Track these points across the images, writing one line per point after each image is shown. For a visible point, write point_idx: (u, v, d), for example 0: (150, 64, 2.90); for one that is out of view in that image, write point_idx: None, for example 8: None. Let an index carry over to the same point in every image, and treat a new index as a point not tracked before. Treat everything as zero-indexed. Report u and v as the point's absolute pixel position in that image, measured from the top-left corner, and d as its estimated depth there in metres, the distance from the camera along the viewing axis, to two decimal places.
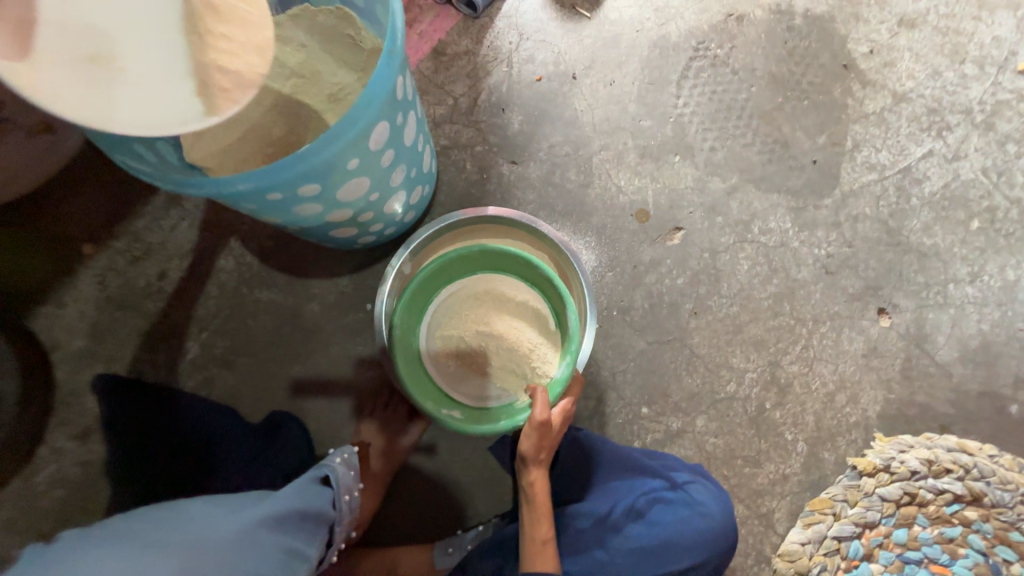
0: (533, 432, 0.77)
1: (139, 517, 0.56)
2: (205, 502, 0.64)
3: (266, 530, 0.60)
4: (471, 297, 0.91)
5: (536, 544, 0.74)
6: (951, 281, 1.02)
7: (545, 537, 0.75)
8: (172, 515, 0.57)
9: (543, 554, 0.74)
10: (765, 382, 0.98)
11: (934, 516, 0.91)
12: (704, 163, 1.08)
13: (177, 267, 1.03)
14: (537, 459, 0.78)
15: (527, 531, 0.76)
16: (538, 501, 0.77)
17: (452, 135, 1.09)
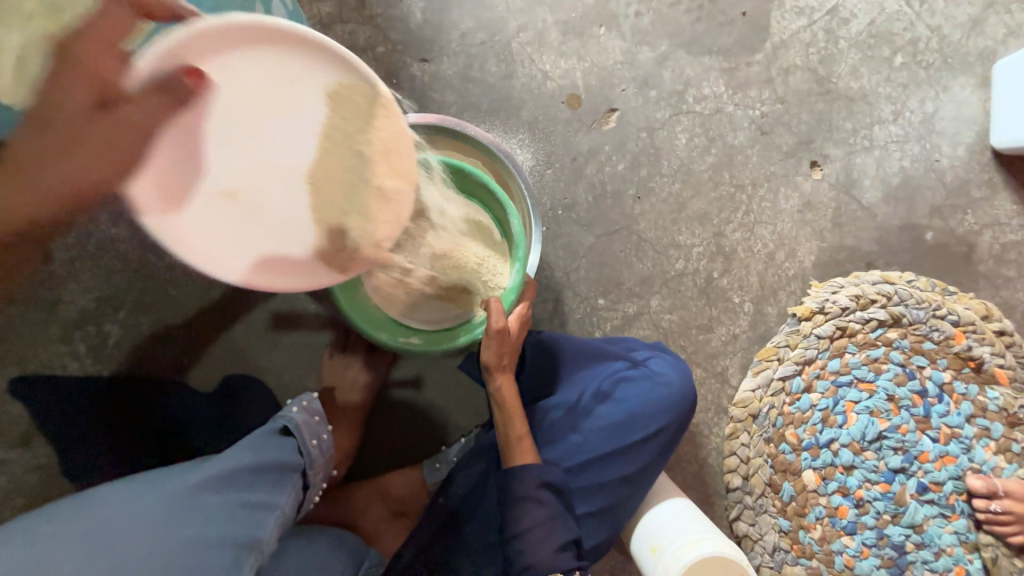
0: (494, 342, 0.77)
1: (61, 505, 0.55)
2: (147, 473, 0.62)
3: (208, 491, 0.59)
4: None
5: (514, 440, 0.77)
6: (876, 123, 1.03)
7: (520, 433, 0.77)
8: (95, 498, 0.55)
9: (521, 448, 0.77)
10: (712, 253, 1.01)
11: (861, 343, 1.00)
12: (631, 33, 0.99)
13: (63, 245, 0.90)
14: (502, 367, 0.79)
15: (503, 431, 0.78)
16: (509, 403, 0.79)
17: (346, 39, 0.95)
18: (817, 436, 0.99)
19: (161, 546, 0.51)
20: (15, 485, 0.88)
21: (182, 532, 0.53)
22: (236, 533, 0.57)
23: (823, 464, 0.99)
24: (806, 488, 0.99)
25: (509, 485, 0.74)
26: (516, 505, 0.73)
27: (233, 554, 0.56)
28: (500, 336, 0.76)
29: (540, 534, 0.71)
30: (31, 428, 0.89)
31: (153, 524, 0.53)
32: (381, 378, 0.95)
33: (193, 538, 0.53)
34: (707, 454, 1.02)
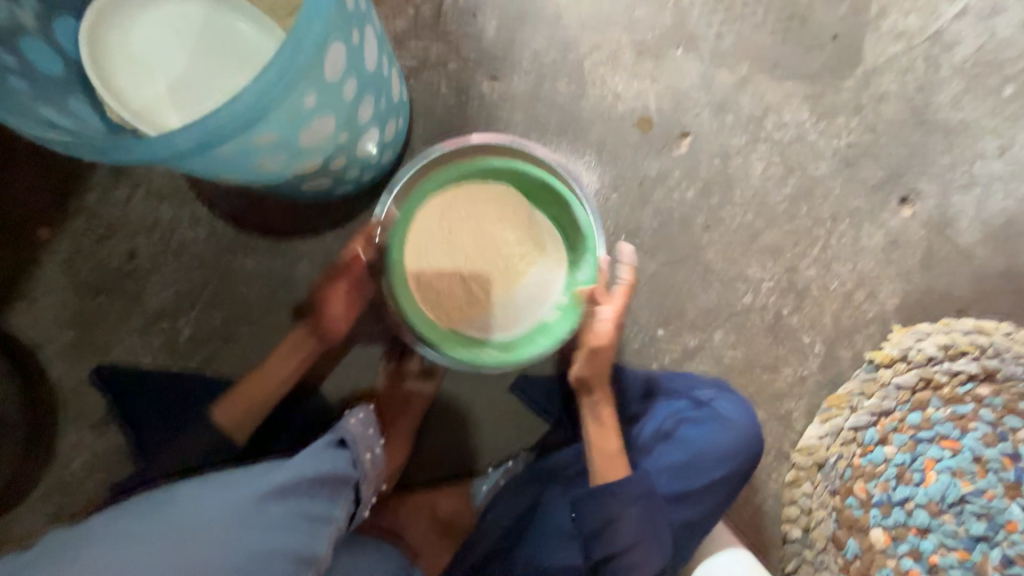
0: (589, 356, 0.82)
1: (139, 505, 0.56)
2: (218, 471, 0.63)
3: (273, 500, 0.57)
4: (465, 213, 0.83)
5: (607, 453, 0.79)
6: (978, 158, 0.95)
7: (613, 449, 0.78)
8: (170, 497, 0.57)
9: (613, 463, 0.78)
10: (783, 289, 0.95)
11: (948, 397, 0.92)
12: (710, 54, 0.96)
13: (145, 244, 0.95)
14: (587, 387, 0.83)
15: (595, 445, 0.80)
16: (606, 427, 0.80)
17: (420, 55, 0.96)
18: (889, 493, 0.91)
19: (228, 555, 0.52)
20: (87, 468, 0.93)
21: (246, 541, 0.53)
22: (296, 547, 0.56)
23: (894, 523, 0.91)
24: (873, 548, 0.91)
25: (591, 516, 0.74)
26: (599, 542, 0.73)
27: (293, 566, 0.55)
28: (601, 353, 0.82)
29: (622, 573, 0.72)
30: (105, 414, 0.94)
31: (220, 530, 0.53)
32: (431, 394, 0.95)
33: (256, 548, 0.54)
34: (764, 500, 0.96)
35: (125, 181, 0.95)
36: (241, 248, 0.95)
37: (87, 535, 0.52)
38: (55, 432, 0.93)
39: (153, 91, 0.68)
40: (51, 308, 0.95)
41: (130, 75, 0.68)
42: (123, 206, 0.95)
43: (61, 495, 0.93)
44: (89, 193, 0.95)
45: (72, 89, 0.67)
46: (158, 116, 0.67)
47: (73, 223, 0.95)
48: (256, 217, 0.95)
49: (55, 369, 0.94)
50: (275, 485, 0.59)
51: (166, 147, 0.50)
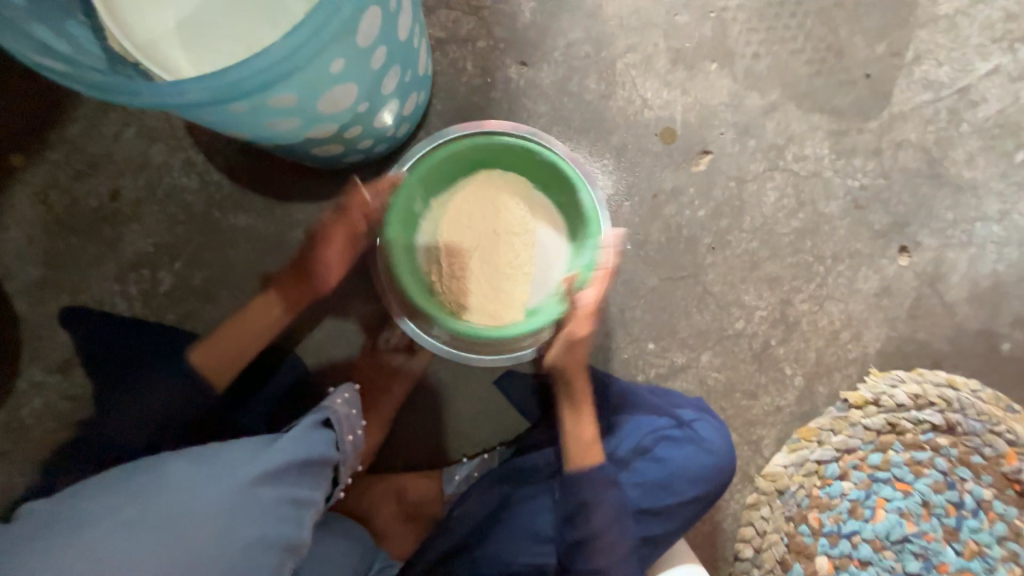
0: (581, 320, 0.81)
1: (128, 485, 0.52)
2: (206, 446, 0.60)
3: (265, 486, 0.56)
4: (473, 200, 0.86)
5: (583, 441, 0.80)
6: (979, 218, 0.97)
7: (591, 437, 0.81)
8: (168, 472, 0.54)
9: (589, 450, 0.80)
10: (774, 320, 0.97)
11: (909, 443, 0.96)
12: (743, 74, 0.94)
13: (131, 184, 0.89)
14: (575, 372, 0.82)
15: (571, 431, 0.82)
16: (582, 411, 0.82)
17: (448, 27, 0.91)
18: (840, 525, 0.96)
19: (228, 546, 0.51)
20: (46, 409, 0.89)
21: (243, 532, 0.52)
22: (284, 533, 0.55)
23: (839, 553, 0.96)
24: (817, 574, 0.96)
25: (577, 485, 0.77)
26: (582, 511, 0.76)
27: (281, 557, 0.54)
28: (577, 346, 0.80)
29: (599, 545, 0.75)
30: (72, 357, 0.90)
31: (220, 519, 0.51)
32: (416, 378, 0.94)
33: (252, 538, 0.52)
34: (723, 518, 0.99)
35: (116, 113, 0.89)
36: (235, 203, 0.91)
37: (80, 515, 0.48)
38: (16, 368, 0.89)
39: (161, 24, 0.62)
40: (22, 238, 0.89)
41: (137, 3, 0.62)
42: (110, 141, 0.89)
43: (16, 434, 0.89)
44: (74, 121, 0.88)
45: (73, 11, 0.60)
46: (163, 53, 0.62)
47: (52, 152, 0.88)
48: (254, 172, 0.91)
49: (20, 303, 0.89)
50: (267, 469, 0.57)
51: (177, 96, 0.46)
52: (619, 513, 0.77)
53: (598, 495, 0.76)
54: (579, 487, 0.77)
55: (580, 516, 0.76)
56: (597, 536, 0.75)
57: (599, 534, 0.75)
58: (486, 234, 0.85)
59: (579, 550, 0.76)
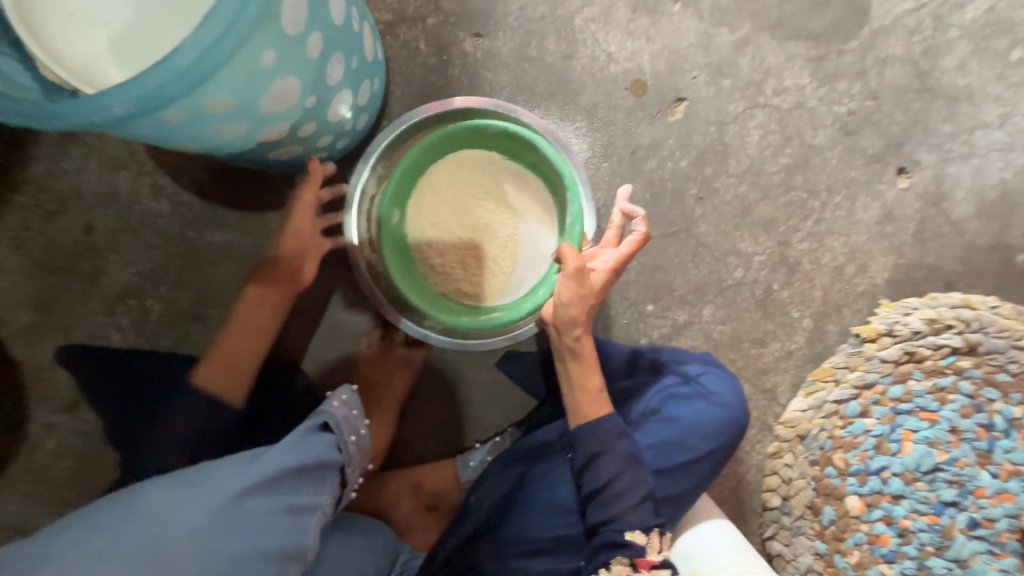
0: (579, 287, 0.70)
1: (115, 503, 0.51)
2: (190, 467, 0.58)
3: (254, 497, 0.55)
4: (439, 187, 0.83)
5: (587, 391, 0.76)
6: (979, 127, 0.92)
7: (597, 387, 0.76)
8: (142, 497, 0.51)
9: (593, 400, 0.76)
10: (774, 263, 0.93)
11: (930, 370, 0.93)
12: (710, 12, 0.89)
13: (104, 216, 0.89)
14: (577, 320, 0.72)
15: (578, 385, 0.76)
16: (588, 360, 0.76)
17: (396, 8, 0.87)
18: (867, 462, 0.93)
19: (214, 564, 0.49)
20: (61, 449, 0.90)
21: (231, 547, 0.50)
22: (281, 543, 0.54)
23: (869, 491, 0.93)
24: (848, 514, 0.94)
25: (585, 438, 0.74)
26: (592, 462, 0.73)
27: (281, 566, 0.53)
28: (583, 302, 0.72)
29: (612, 493, 0.72)
30: (77, 395, 0.91)
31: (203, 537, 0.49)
32: (417, 370, 0.93)
33: (242, 552, 0.51)
34: (747, 470, 0.99)
35: (77, 148, 0.88)
36: (209, 221, 0.90)
37: (43, 553, 0.45)
38: (25, 413, 0.90)
39: (94, 46, 0.61)
40: (7, 286, 0.89)
41: (64, 26, 0.60)
42: (76, 176, 0.88)
43: (36, 477, 0.90)
44: (37, 162, 0.88)
45: None
46: (101, 74, 0.60)
47: (21, 196, 0.88)
48: (223, 187, 0.89)
49: (17, 350, 0.89)
50: (262, 478, 0.56)
51: (100, 110, 0.45)
52: (633, 460, 0.74)
53: (609, 445, 0.73)
54: (586, 439, 0.74)
55: (591, 467, 0.74)
56: (609, 483, 0.72)
57: (610, 482, 0.72)
58: (462, 220, 0.83)
59: (593, 499, 0.74)
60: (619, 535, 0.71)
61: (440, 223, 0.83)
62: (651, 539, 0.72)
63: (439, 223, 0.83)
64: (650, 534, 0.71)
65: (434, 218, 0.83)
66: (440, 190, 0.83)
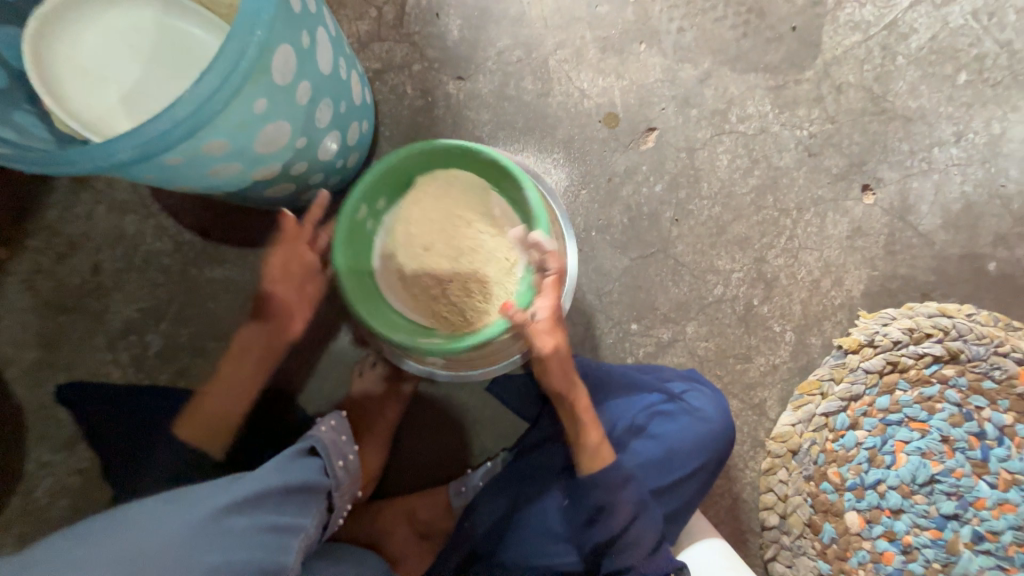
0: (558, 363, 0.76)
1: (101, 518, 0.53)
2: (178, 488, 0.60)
3: (236, 514, 0.56)
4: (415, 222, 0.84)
5: (590, 447, 0.77)
6: (936, 144, 0.97)
7: (597, 438, 0.77)
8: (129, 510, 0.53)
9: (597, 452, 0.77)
10: (752, 279, 0.96)
11: (915, 380, 0.94)
12: (673, 49, 0.96)
13: (110, 257, 0.93)
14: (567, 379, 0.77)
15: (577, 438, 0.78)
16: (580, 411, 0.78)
17: (384, 57, 0.95)
18: (862, 476, 0.93)
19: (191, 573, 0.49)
20: (57, 488, 0.91)
21: (209, 557, 0.51)
22: (262, 559, 0.54)
23: (868, 506, 0.92)
24: (849, 531, 0.93)
25: (592, 492, 0.75)
26: (602, 515, 0.74)
27: None
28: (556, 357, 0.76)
29: (627, 541, 0.72)
30: (76, 433, 0.92)
31: (184, 546, 0.51)
32: (410, 395, 0.94)
33: (220, 563, 0.51)
34: (742, 489, 0.97)
35: (87, 194, 0.93)
36: (209, 258, 0.94)
37: (30, 560, 0.47)
38: (24, 452, 0.91)
39: (106, 101, 0.67)
40: (15, 326, 0.92)
41: (81, 85, 0.67)
42: (84, 220, 0.93)
43: (31, 517, 0.90)
44: (49, 208, 0.93)
45: (18, 101, 0.65)
46: (112, 126, 0.66)
47: (33, 240, 0.93)
48: (222, 226, 0.94)
49: (19, 389, 0.92)
50: (243, 497, 0.58)
51: (106, 157, 0.50)
52: (641, 504, 0.75)
53: (616, 497, 0.74)
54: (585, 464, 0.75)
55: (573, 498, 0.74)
56: (621, 533, 0.73)
57: (624, 531, 0.73)
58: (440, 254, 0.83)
59: (606, 549, 0.74)
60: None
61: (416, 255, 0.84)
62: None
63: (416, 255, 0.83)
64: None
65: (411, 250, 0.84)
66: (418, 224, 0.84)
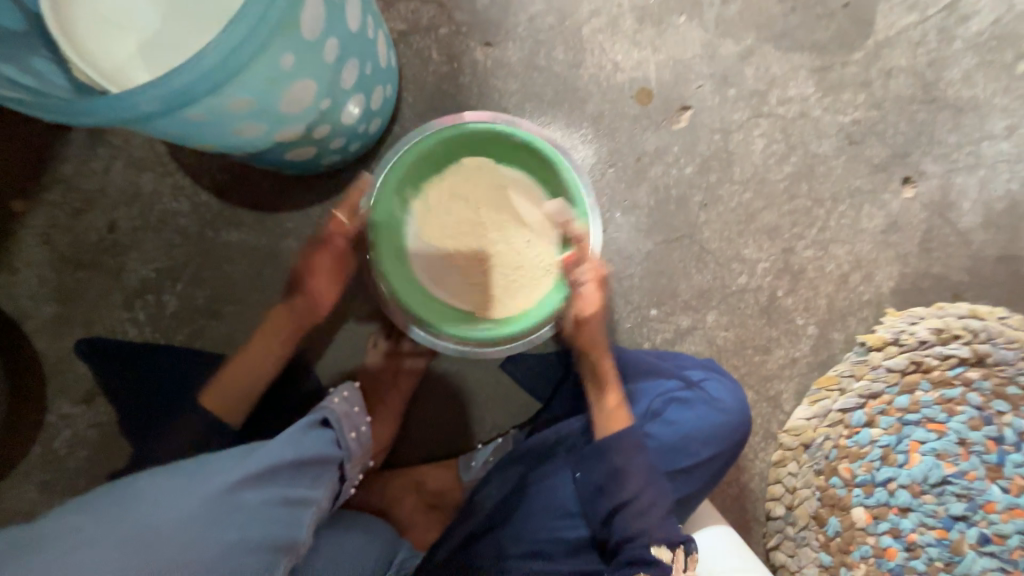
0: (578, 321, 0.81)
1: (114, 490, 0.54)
2: (192, 458, 0.61)
3: (248, 489, 0.56)
4: (436, 208, 0.83)
5: (606, 413, 0.79)
6: (985, 138, 0.92)
7: (615, 403, 0.79)
8: (139, 485, 0.54)
9: (614, 417, 0.78)
10: (778, 270, 0.94)
11: (937, 380, 0.92)
12: (715, 23, 0.91)
13: (127, 215, 0.92)
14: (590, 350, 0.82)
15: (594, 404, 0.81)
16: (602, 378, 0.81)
17: (410, 18, 0.91)
18: (873, 474, 0.92)
19: (203, 548, 0.50)
20: (77, 439, 0.93)
21: (224, 535, 0.52)
22: (273, 535, 0.55)
23: (876, 502, 0.92)
24: (855, 525, 0.92)
25: (607, 454, 0.75)
26: (616, 476, 0.74)
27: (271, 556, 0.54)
28: (588, 324, 0.81)
29: (637, 509, 0.73)
30: (94, 388, 0.93)
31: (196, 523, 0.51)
32: (422, 369, 0.94)
33: (234, 541, 0.52)
34: (750, 479, 0.97)
35: (104, 148, 0.92)
36: (226, 221, 0.93)
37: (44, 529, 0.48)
38: (44, 403, 0.93)
39: (124, 51, 0.64)
40: (33, 279, 0.92)
41: (99, 32, 0.64)
42: (102, 176, 0.92)
43: (51, 467, 0.92)
44: (66, 161, 0.91)
45: (37, 48, 0.63)
46: (130, 77, 0.63)
47: (50, 194, 0.92)
48: (240, 188, 0.92)
49: (39, 341, 0.93)
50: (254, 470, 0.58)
51: (129, 108, 0.48)
52: (651, 474, 0.75)
53: (629, 460, 0.75)
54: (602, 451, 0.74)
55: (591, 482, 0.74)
56: (634, 498, 0.73)
57: (636, 496, 0.73)
58: (459, 238, 0.82)
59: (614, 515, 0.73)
60: (647, 550, 0.70)
61: (444, 237, 0.82)
62: (676, 556, 0.70)
63: (446, 239, 0.82)
64: (677, 550, 0.71)
65: (438, 237, 0.83)
66: (439, 214, 0.83)
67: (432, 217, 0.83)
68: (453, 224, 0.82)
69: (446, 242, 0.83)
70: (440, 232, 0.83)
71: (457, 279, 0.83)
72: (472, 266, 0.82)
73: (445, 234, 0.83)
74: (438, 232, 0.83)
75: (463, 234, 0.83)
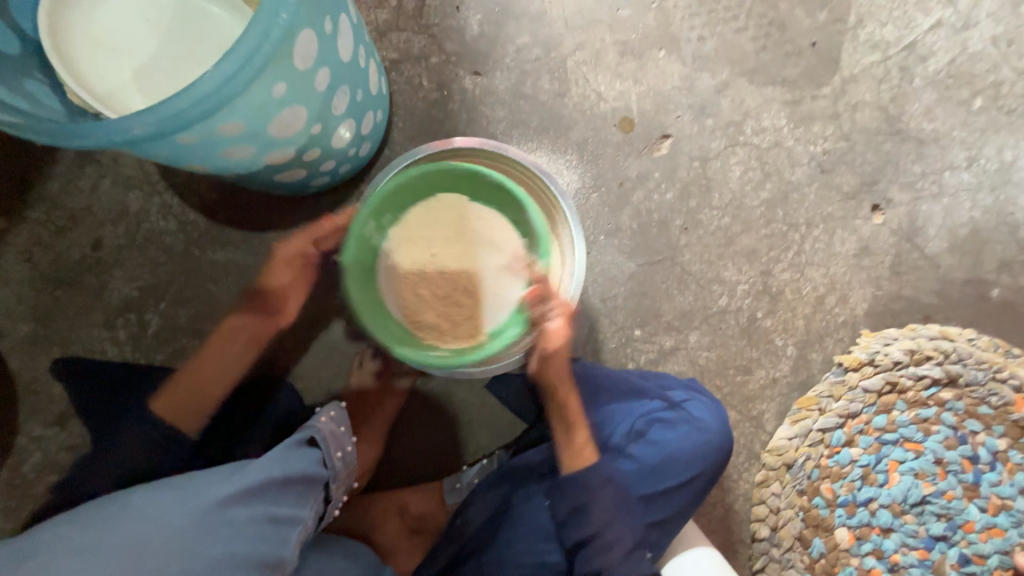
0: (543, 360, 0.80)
1: (98, 510, 0.53)
2: (179, 476, 0.60)
3: (236, 505, 0.55)
4: (410, 243, 0.79)
5: (573, 447, 0.78)
6: (947, 168, 0.97)
7: (582, 441, 0.79)
8: (129, 498, 0.54)
9: (580, 453, 0.78)
10: (757, 292, 0.97)
11: (912, 401, 0.94)
12: (692, 57, 0.96)
13: (112, 233, 0.92)
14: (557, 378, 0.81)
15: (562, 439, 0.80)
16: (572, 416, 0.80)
17: (401, 47, 0.94)
18: (854, 493, 0.93)
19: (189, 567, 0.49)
20: (47, 463, 0.90)
21: (210, 550, 0.51)
22: (260, 553, 0.54)
23: (858, 523, 0.93)
24: (838, 547, 0.93)
25: (573, 490, 0.74)
26: (585, 503, 0.74)
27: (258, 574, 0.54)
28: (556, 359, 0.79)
29: (602, 544, 0.72)
30: (69, 409, 0.91)
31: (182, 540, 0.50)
32: (407, 389, 0.94)
33: (219, 559, 0.51)
34: (734, 500, 0.97)
35: (92, 167, 0.92)
36: (213, 240, 0.93)
37: (30, 552, 0.48)
38: (15, 424, 0.90)
39: (118, 74, 0.66)
40: (11, 297, 0.91)
41: (94, 56, 0.66)
42: (88, 194, 0.92)
43: (18, 492, 0.89)
44: (52, 180, 0.92)
45: (32, 71, 0.65)
46: (123, 100, 0.65)
47: (34, 212, 0.91)
48: (229, 208, 0.93)
49: (14, 361, 0.91)
50: (241, 487, 0.57)
51: (123, 133, 0.49)
52: (618, 506, 0.75)
53: (594, 495, 0.74)
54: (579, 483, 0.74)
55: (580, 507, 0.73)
56: (598, 533, 0.72)
57: (600, 531, 0.73)
58: (431, 268, 0.79)
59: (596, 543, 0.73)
60: None
61: (421, 268, 0.79)
62: None
63: (421, 274, 0.79)
64: None
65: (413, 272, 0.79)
66: (412, 248, 0.79)
67: (406, 251, 0.79)
68: (426, 255, 0.79)
69: (420, 276, 0.79)
70: (415, 264, 0.79)
71: (435, 310, 0.78)
72: (444, 293, 0.78)
73: (419, 266, 0.79)
74: (413, 266, 0.79)
75: (434, 265, 0.79)
